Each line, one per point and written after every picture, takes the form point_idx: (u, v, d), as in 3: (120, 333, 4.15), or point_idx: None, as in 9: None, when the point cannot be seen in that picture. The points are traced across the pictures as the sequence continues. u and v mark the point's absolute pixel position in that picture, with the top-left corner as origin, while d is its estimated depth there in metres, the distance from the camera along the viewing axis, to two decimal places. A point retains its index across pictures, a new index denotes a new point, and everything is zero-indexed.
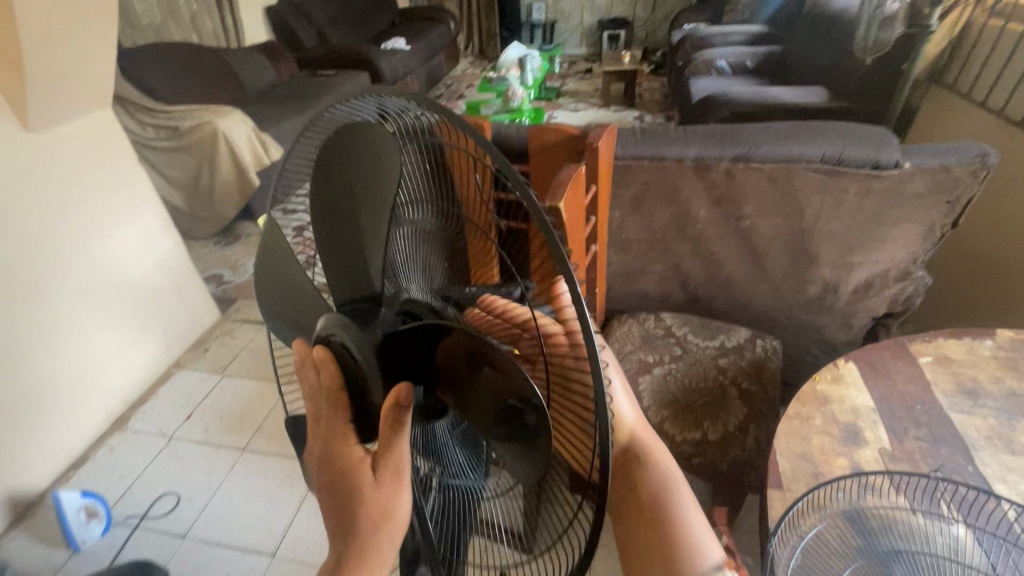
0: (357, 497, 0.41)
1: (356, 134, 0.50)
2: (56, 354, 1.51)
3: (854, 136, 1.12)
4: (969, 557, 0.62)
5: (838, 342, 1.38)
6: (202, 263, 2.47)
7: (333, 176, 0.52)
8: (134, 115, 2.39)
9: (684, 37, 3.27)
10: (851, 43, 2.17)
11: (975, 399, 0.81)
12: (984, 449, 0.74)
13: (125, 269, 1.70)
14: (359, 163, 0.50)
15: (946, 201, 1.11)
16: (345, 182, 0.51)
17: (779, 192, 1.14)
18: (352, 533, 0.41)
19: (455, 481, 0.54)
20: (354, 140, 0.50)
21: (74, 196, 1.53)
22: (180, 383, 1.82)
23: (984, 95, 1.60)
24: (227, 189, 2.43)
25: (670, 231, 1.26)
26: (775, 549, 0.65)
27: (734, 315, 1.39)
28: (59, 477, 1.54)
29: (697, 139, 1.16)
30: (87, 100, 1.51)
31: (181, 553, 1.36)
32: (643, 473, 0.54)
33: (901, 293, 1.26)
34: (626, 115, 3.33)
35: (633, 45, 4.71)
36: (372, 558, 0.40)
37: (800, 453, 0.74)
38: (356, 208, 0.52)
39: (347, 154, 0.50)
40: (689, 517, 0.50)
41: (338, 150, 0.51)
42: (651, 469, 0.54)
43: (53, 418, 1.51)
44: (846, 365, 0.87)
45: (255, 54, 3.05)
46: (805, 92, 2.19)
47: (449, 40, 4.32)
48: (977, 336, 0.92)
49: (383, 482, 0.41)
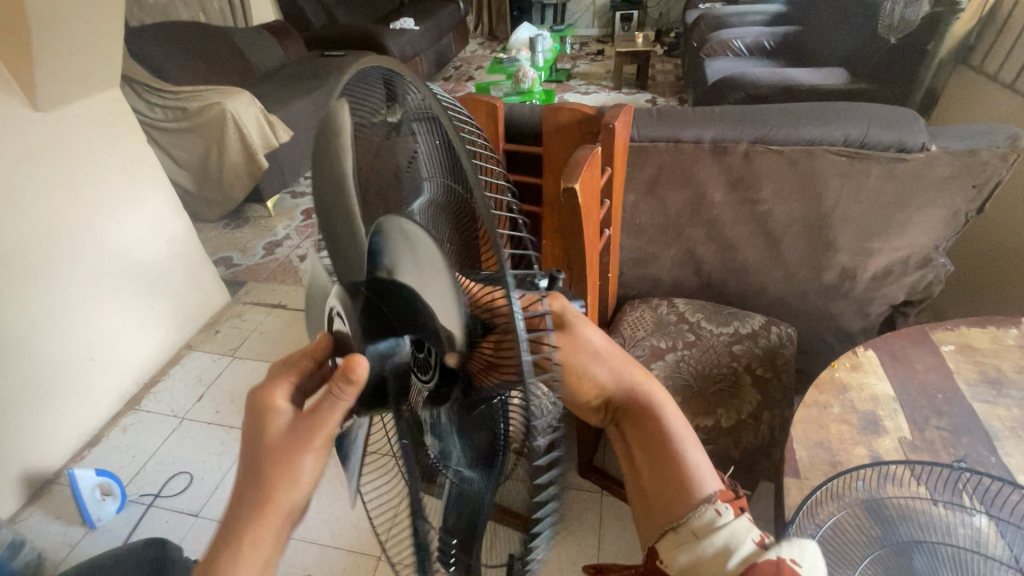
0: (270, 427, 0.41)
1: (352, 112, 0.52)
2: (69, 334, 1.52)
3: (878, 118, 1.08)
4: (991, 548, 0.61)
5: (854, 330, 1.36)
6: (212, 246, 2.47)
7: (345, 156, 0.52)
8: (142, 96, 2.36)
9: (700, 17, 3.19)
10: (874, 21, 2.10)
11: (999, 388, 0.79)
12: (1007, 440, 0.72)
13: (136, 251, 1.70)
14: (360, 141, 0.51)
15: (972, 185, 1.07)
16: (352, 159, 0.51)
17: (799, 176, 1.11)
18: (257, 465, 0.40)
19: (465, 472, 0.49)
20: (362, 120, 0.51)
21: (84, 177, 1.53)
22: (191, 365, 1.84)
23: (1014, 77, 1.55)
24: (236, 172, 2.42)
25: (685, 214, 1.23)
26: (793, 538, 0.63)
27: (747, 302, 1.37)
28: (74, 455, 1.56)
29: (716, 119, 1.13)
30: (96, 79, 1.49)
31: (194, 531, 1.38)
32: (640, 419, 0.49)
33: (922, 281, 1.23)
34: (638, 98, 3.27)
35: (646, 26, 4.60)
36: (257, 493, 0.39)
37: (817, 441, 0.73)
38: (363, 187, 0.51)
39: (351, 132, 0.51)
40: (689, 452, 0.49)
41: (348, 131, 0.52)
42: (647, 413, 0.49)
43: (67, 397, 1.53)
44: (866, 352, 0.85)
45: (262, 34, 3.02)
46: (825, 73, 2.13)
47: (459, 20, 4.25)
48: (1002, 324, 0.89)
49: (297, 423, 0.41)
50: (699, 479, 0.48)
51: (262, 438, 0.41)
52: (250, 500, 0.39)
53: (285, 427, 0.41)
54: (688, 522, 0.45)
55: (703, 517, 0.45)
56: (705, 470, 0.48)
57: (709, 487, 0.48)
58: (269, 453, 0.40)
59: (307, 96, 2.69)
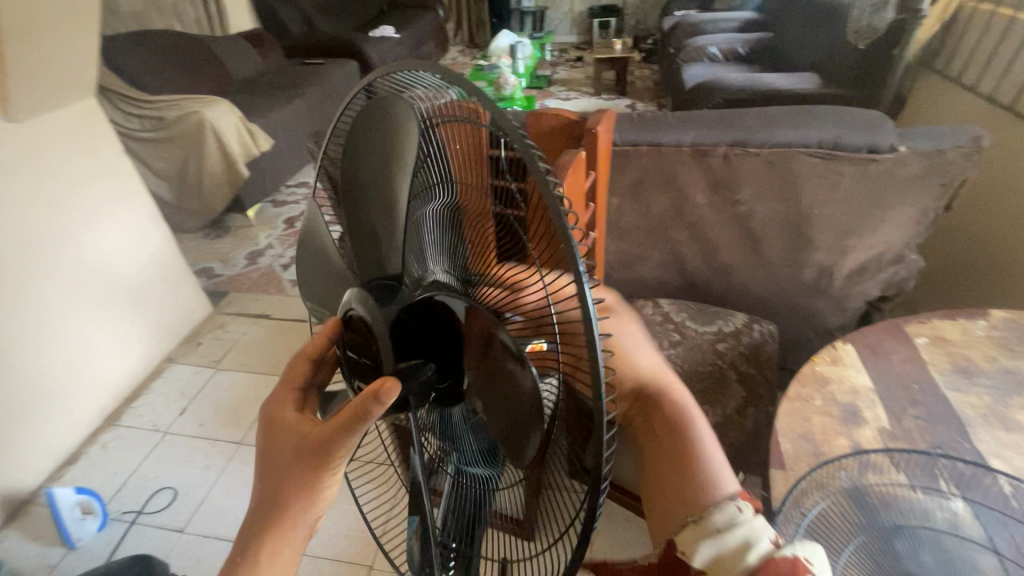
0: (286, 454, 0.42)
1: (368, 115, 0.53)
2: (46, 349, 1.48)
3: (849, 122, 1.13)
4: (966, 530, 0.64)
5: (833, 326, 1.39)
6: (192, 256, 2.44)
7: (365, 153, 0.53)
8: (117, 105, 2.32)
9: (676, 24, 3.26)
10: (842, 27, 2.18)
11: (970, 377, 0.82)
12: (979, 426, 0.75)
13: (114, 263, 1.67)
14: (379, 140, 0.52)
15: (939, 183, 1.12)
16: (372, 154, 0.53)
17: (776, 178, 1.14)
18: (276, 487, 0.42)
19: (470, 468, 0.54)
20: (384, 116, 0.52)
21: (59, 188, 1.50)
22: (173, 378, 1.81)
23: (975, 79, 1.62)
24: (215, 181, 2.39)
25: (668, 217, 1.26)
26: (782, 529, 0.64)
27: (730, 301, 1.40)
28: (52, 474, 1.52)
29: (696, 124, 1.17)
30: (71, 88, 1.47)
31: (180, 547, 1.35)
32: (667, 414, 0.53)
33: (895, 276, 1.27)
34: (618, 103, 3.31)
35: (623, 33, 4.68)
36: (281, 515, 0.41)
37: (801, 434, 0.75)
38: (379, 184, 0.53)
39: (370, 135, 0.53)
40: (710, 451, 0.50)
41: (367, 124, 0.53)
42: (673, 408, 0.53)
43: (44, 414, 1.49)
44: (844, 347, 0.88)
45: (239, 43, 2.99)
46: (796, 78, 2.19)
47: (438, 28, 4.27)
48: (972, 316, 0.93)
49: (309, 455, 0.41)
50: (718, 478, 0.48)
51: (280, 462, 0.42)
52: (274, 522, 0.41)
53: (299, 456, 0.41)
54: (708, 514, 0.45)
55: (723, 512, 0.45)
56: (725, 471, 0.49)
57: (729, 488, 0.48)
58: (286, 473, 0.41)
59: (287, 104, 2.68)
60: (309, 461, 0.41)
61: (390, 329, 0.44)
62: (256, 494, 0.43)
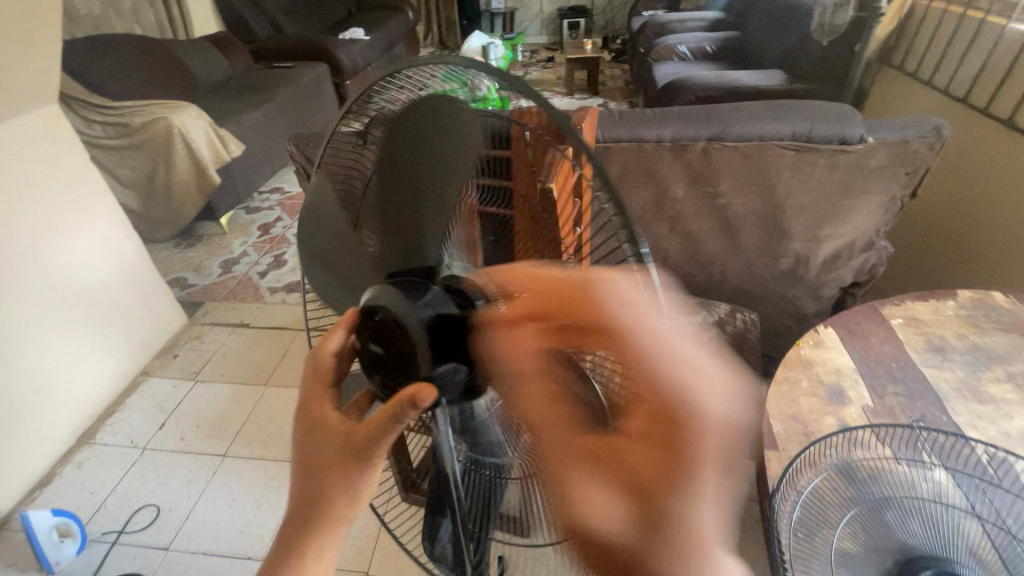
0: (320, 454, 0.42)
1: (426, 106, 0.54)
2: (13, 367, 1.42)
3: (819, 113, 1.17)
4: (949, 498, 0.67)
5: (809, 313, 1.44)
6: (163, 266, 2.36)
7: (412, 142, 0.56)
8: (79, 112, 2.24)
9: (645, 24, 3.32)
10: (805, 26, 2.27)
11: (943, 354, 0.87)
12: (955, 399, 0.79)
13: (84, 275, 1.61)
14: (434, 134, 0.54)
15: (906, 172, 1.17)
16: (422, 144, 0.55)
17: (753, 170, 1.18)
18: (312, 485, 0.42)
19: (487, 457, 0.56)
20: (438, 111, 0.53)
21: (23, 198, 1.44)
22: (150, 392, 1.75)
23: (931, 74, 1.71)
24: (186, 188, 2.33)
25: (650, 211, 1.29)
26: (780, 505, 0.66)
27: (711, 292, 1.44)
28: (24, 498, 1.45)
29: (674, 119, 1.19)
30: (32, 94, 1.41)
31: (166, 565, 1.31)
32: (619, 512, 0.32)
33: (867, 263, 1.33)
34: (591, 102, 3.35)
35: (592, 33, 4.74)
36: (321, 512, 0.42)
37: (791, 415, 0.78)
38: (426, 176, 0.55)
39: (426, 126, 0.54)
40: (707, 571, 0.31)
41: (426, 114, 0.54)
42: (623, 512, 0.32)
43: (14, 435, 1.42)
44: (826, 330, 0.92)
45: (205, 46, 2.92)
46: (763, 75, 2.27)
47: (408, 30, 4.25)
48: (941, 296, 0.98)
49: (344, 458, 0.41)
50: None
51: (315, 462, 0.42)
52: (314, 518, 0.43)
53: (334, 459, 0.41)
54: None
55: None
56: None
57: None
58: (322, 471, 0.42)
59: (257, 108, 2.62)
60: (344, 458, 0.41)
61: (426, 334, 0.43)
62: (292, 491, 0.44)
